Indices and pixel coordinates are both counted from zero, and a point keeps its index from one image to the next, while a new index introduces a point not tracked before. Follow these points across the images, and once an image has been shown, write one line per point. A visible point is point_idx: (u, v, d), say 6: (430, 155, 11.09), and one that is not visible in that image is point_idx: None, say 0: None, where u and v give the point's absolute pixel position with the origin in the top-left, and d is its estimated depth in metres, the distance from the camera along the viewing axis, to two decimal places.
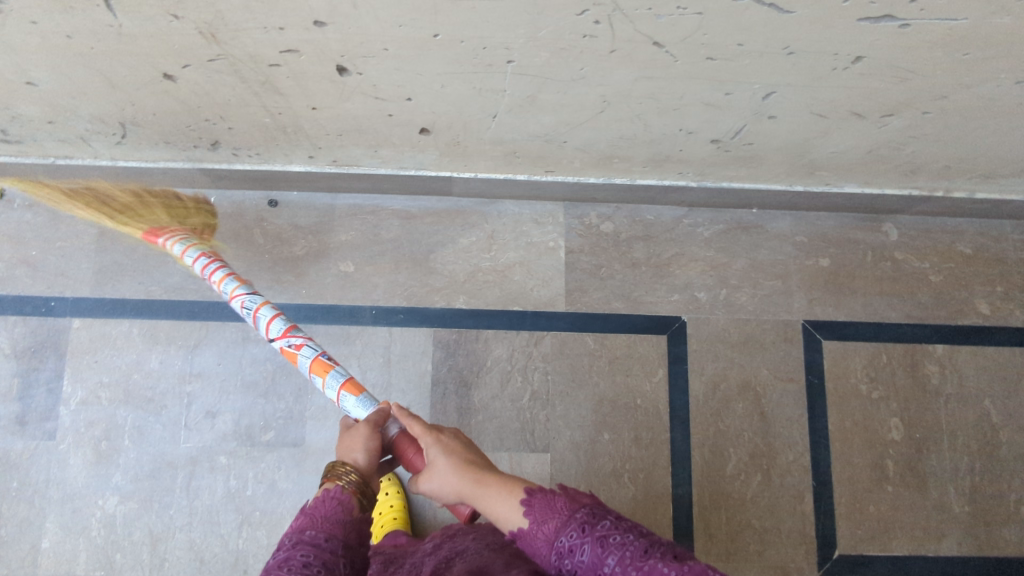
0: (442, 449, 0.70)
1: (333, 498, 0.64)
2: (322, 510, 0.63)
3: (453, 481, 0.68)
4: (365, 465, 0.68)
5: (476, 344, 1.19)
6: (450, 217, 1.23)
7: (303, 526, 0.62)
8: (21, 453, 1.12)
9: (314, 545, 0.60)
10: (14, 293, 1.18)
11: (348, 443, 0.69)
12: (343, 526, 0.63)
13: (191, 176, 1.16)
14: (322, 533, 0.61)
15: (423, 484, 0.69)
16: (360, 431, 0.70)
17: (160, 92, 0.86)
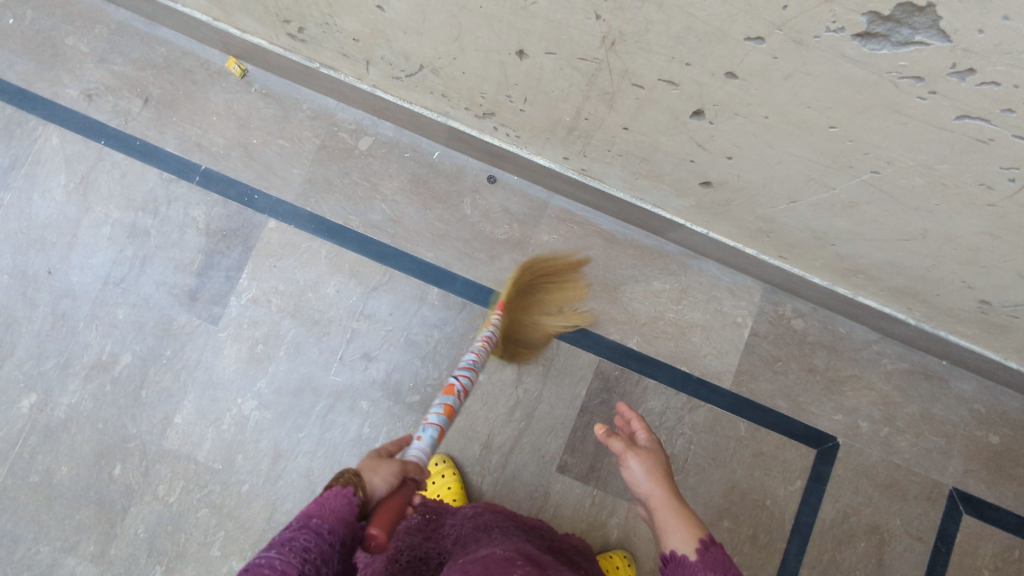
0: (659, 461, 0.69)
1: (345, 496, 0.55)
2: (331, 502, 0.55)
3: (656, 487, 0.66)
4: (378, 490, 0.58)
5: (634, 388, 1.18)
6: (652, 257, 1.21)
7: (310, 511, 0.54)
8: (183, 326, 1.14)
9: (316, 534, 0.52)
10: (224, 174, 1.18)
11: (390, 465, 0.61)
12: (349, 525, 0.54)
13: (434, 127, 1.14)
14: (328, 525, 0.53)
15: (631, 460, 0.68)
16: (392, 465, 0.61)
17: (493, 59, 0.83)
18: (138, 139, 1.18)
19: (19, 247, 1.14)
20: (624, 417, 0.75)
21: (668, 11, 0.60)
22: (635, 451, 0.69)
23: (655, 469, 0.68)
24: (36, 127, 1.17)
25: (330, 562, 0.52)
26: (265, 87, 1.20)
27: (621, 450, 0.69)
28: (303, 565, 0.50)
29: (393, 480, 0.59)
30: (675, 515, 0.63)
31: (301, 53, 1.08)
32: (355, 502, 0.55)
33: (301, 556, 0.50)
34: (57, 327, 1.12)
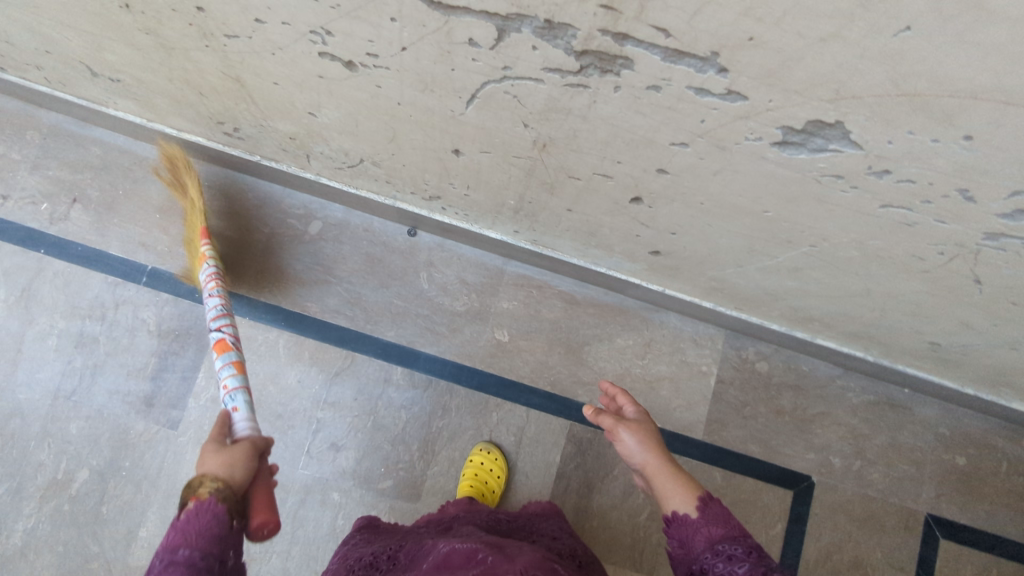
0: (648, 430, 0.79)
1: (207, 511, 0.61)
2: (195, 523, 0.60)
3: (649, 454, 0.76)
4: (237, 479, 0.64)
5: (608, 449, 1.17)
6: (613, 313, 1.21)
7: (175, 545, 0.60)
8: (140, 435, 1.11)
9: (189, 565, 0.59)
10: (173, 272, 1.16)
11: (226, 454, 0.65)
12: (220, 542, 0.61)
13: (383, 208, 1.13)
14: (198, 552, 0.59)
15: (624, 432, 0.78)
16: (241, 449, 0.67)
17: (431, 156, 0.83)
18: (79, 245, 1.15)
19: None
20: (609, 394, 0.85)
21: (592, 122, 0.60)
22: (626, 424, 0.78)
23: (648, 437, 0.78)
24: None
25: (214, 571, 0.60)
26: (207, 177, 1.18)
27: (614, 425, 0.79)
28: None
29: (226, 468, 0.64)
30: (671, 479, 0.74)
31: (241, 148, 1.06)
32: (221, 515, 0.61)
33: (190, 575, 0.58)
34: (8, 449, 1.09)
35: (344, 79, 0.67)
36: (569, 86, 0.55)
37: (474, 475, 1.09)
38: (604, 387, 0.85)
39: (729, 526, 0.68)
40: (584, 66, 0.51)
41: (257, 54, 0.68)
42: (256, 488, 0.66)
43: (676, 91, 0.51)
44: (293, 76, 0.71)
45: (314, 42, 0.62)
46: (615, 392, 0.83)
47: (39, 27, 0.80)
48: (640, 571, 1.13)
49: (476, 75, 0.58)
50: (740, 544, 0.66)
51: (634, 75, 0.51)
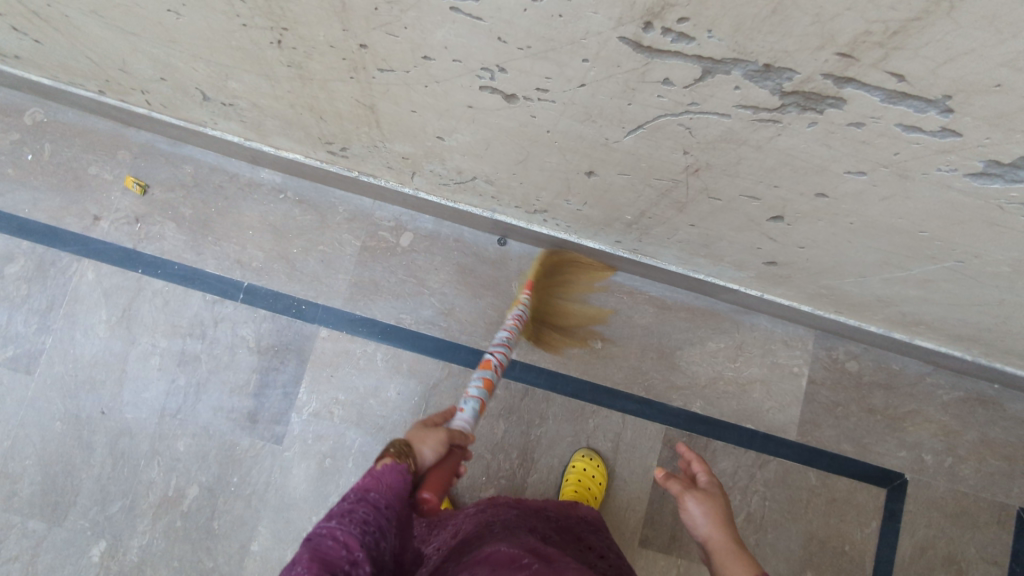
0: (718, 503, 0.69)
1: (400, 470, 0.56)
2: (388, 475, 0.56)
3: (716, 530, 0.67)
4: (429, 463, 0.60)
5: (704, 452, 1.18)
6: (704, 317, 1.21)
7: (367, 485, 0.55)
8: (247, 450, 1.12)
9: (374, 507, 0.53)
10: (269, 288, 1.16)
11: (433, 434, 0.62)
12: (401, 499, 0.55)
13: (478, 219, 1.13)
14: (386, 499, 0.54)
15: (690, 502, 0.69)
16: (438, 433, 0.62)
17: (558, 175, 0.83)
18: (175, 263, 1.16)
19: (68, 390, 1.11)
20: (684, 457, 0.76)
21: (765, 151, 0.60)
22: (694, 493, 0.69)
23: (716, 511, 0.69)
24: (70, 264, 1.14)
25: (387, 536, 0.53)
26: (297, 191, 1.18)
27: (680, 492, 0.70)
28: (366, 531, 0.51)
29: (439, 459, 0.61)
30: (736, 561, 0.63)
31: (340, 164, 1.06)
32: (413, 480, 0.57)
33: (361, 525, 0.51)
34: (119, 468, 1.10)
35: (498, 109, 0.67)
36: (757, 121, 0.55)
37: (577, 481, 1.10)
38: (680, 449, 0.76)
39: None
40: (784, 105, 0.51)
41: (407, 84, 0.68)
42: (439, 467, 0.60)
43: (880, 128, 0.51)
44: (437, 105, 0.71)
45: (479, 78, 0.62)
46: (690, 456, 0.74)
47: (166, 57, 0.80)
48: None
49: (653, 109, 0.58)
50: None
51: (840, 114, 0.50)
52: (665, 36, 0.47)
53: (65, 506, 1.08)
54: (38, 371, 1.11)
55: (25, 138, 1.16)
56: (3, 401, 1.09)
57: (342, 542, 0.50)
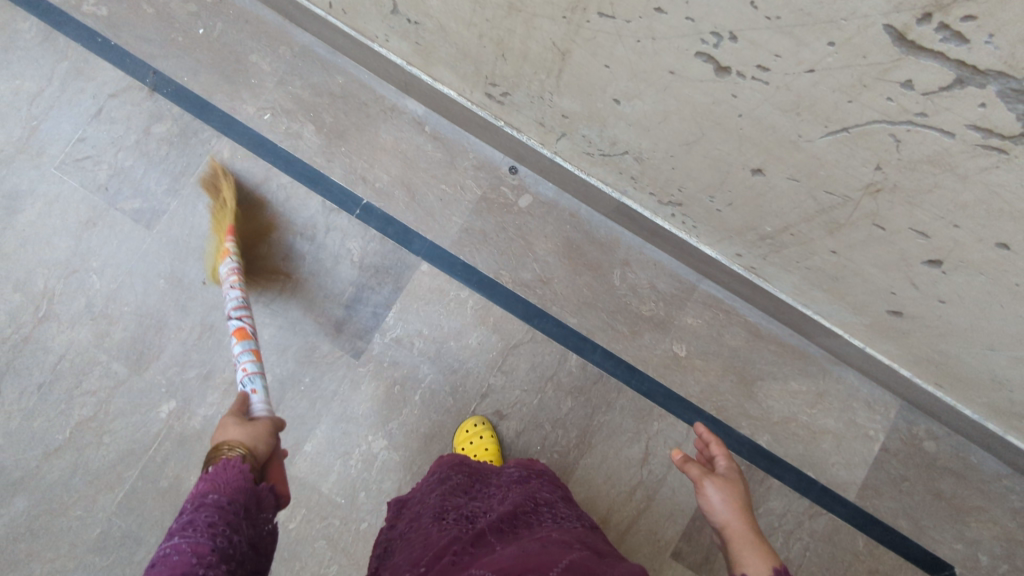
0: (739, 491, 0.69)
1: (235, 466, 0.63)
2: (225, 476, 0.61)
3: (734, 515, 0.66)
4: (260, 450, 0.69)
5: (758, 486, 1.17)
6: (794, 356, 1.20)
7: (205, 490, 0.59)
8: (325, 355, 1.15)
9: (217, 507, 0.58)
10: (385, 210, 1.19)
11: (247, 428, 0.71)
12: (245, 491, 0.61)
13: (602, 199, 1.14)
14: (225, 497, 0.59)
15: (709, 487, 0.69)
16: (263, 428, 0.72)
17: (719, 167, 0.83)
18: (305, 163, 1.19)
19: (178, 254, 1.15)
20: (704, 442, 0.77)
21: (968, 183, 0.60)
22: (713, 479, 0.69)
23: (735, 497, 0.68)
24: (210, 138, 1.18)
25: (239, 529, 0.57)
26: (435, 128, 1.21)
27: (699, 475, 0.70)
28: (214, 533, 0.55)
29: (249, 437, 0.70)
30: (749, 543, 0.62)
31: (489, 109, 1.08)
32: (248, 470, 0.63)
33: (207, 531, 0.55)
34: (204, 338, 1.14)
35: (701, 80, 0.68)
36: (982, 147, 0.54)
37: None
38: (698, 431, 0.77)
39: None
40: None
41: (618, 35, 0.69)
42: (273, 462, 0.71)
43: None
44: (636, 65, 0.72)
45: (702, 42, 0.62)
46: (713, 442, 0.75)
47: None
48: None
49: (873, 112, 0.58)
50: None
51: None
52: (938, 33, 0.47)
53: (148, 359, 1.13)
54: (156, 229, 1.16)
55: (201, 12, 1.21)
56: (119, 247, 1.15)
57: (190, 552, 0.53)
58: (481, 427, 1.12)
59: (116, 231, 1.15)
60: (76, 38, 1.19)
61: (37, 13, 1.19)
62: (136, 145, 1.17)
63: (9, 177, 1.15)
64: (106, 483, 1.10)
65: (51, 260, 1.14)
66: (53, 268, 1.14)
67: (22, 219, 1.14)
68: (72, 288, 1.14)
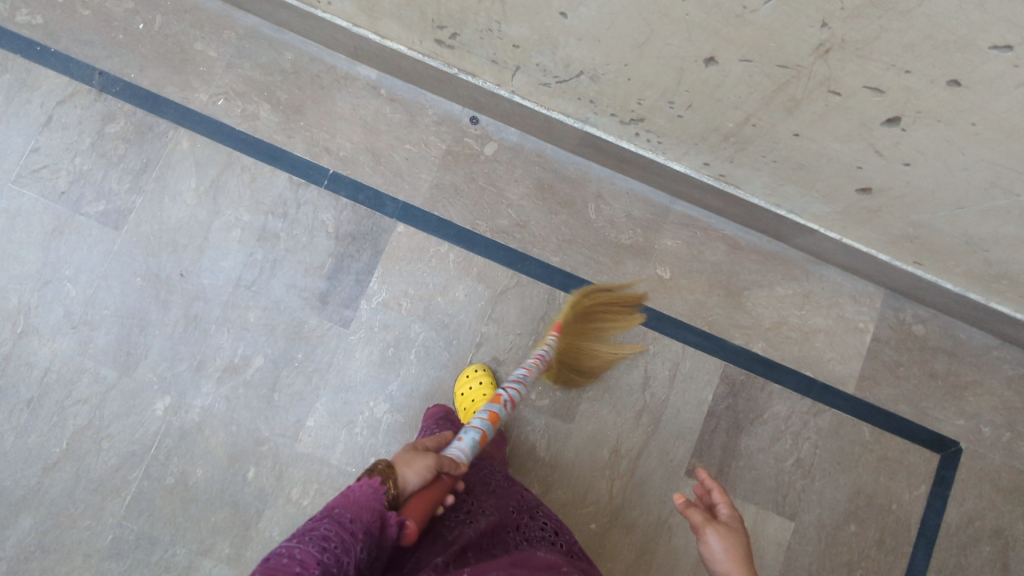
0: (739, 540, 0.69)
1: (371, 486, 0.61)
2: (357, 493, 0.60)
3: (736, 568, 0.67)
4: (410, 487, 0.64)
5: (760, 393, 1.18)
6: (775, 262, 1.21)
7: (334, 503, 0.58)
8: (314, 328, 1.14)
9: (338, 522, 0.56)
10: (353, 177, 1.19)
11: (416, 460, 0.66)
12: (373, 512, 0.59)
13: (566, 133, 1.15)
14: (349, 513, 0.57)
15: (711, 536, 0.69)
16: (426, 458, 0.67)
17: (673, 66, 0.84)
18: (265, 142, 1.18)
19: (151, 250, 1.14)
20: (703, 485, 0.75)
21: (911, 19, 0.62)
22: (716, 528, 0.69)
23: (735, 546, 0.69)
24: (166, 130, 1.17)
25: (354, 549, 0.55)
26: (391, 90, 1.21)
27: (701, 522, 0.70)
28: (324, 547, 0.54)
29: (404, 468, 0.65)
30: None
31: (442, 58, 1.08)
32: (385, 496, 0.60)
33: (319, 543, 0.54)
34: (190, 330, 1.13)
35: None
36: None
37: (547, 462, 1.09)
38: (699, 475, 0.76)
39: None
40: None
41: None
42: (420, 495, 0.64)
43: None
44: None
45: None
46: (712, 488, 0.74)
47: None
48: (781, 514, 1.15)
49: None
50: None
51: None
52: None
53: (135, 359, 1.12)
54: (125, 229, 1.14)
55: (138, 7, 1.20)
56: (90, 251, 1.13)
57: (297, 560, 0.52)
58: (479, 373, 1.11)
59: (84, 236, 1.14)
60: (14, 50, 1.17)
61: None
62: (92, 148, 1.16)
63: None
64: (111, 489, 1.08)
65: (20, 274, 1.12)
66: (24, 282, 1.12)
67: None
68: (48, 299, 1.12)
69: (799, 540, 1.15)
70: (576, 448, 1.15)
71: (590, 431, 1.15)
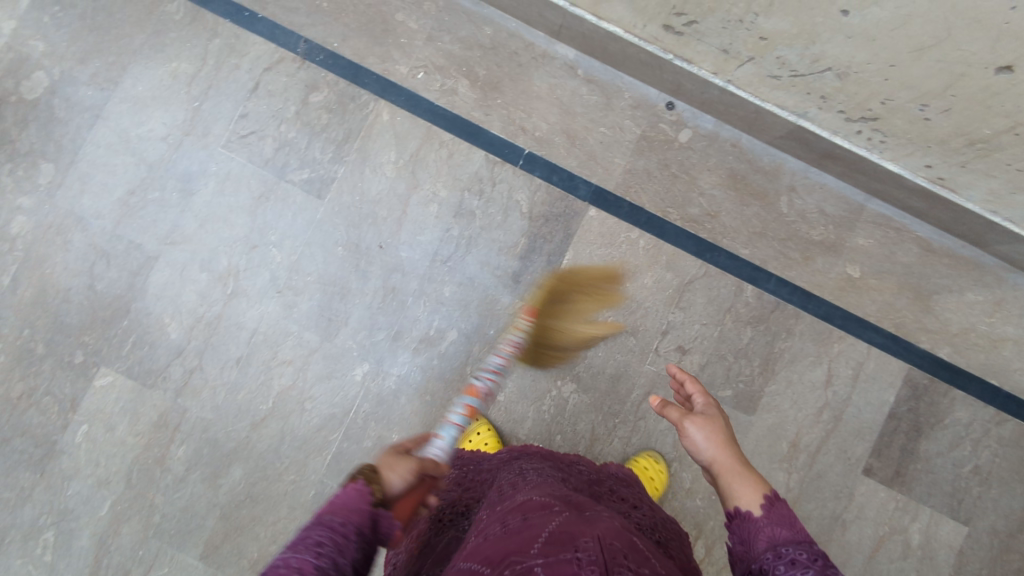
0: (719, 425, 0.70)
1: (356, 488, 0.58)
2: (343, 497, 0.57)
3: (719, 451, 0.67)
4: (395, 486, 0.63)
5: (943, 398, 1.18)
6: (968, 267, 1.19)
7: (321, 509, 0.56)
8: (506, 306, 1.17)
9: (331, 527, 0.54)
10: (547, 158, 1.19)
11: (391, 460, 0.67)
12: (364, 514, 0.57)
13: (773, 125, 1.12)
14: (340, 518, 0.55)
15: (690, 427, 0.69)
16: (408, 463, 0.67)
17: (951, 71, 0.82)
18: (463, 119, 1.19)
19: (352, 220, 1.17)
20: (676, 379, 0.76)
21: None
22: (693, 419, 0.70)
23: (716, 431, 0.69)
24: (368, 102, 1.19)
25: (346, 551, 0.53)
26: (588, 71, 1.20)
27: (679, 418, 0.70)
28: (319, 552, 0.52)
29: (392, 471, 0.65)
30: (738, 474, 0.64)
31: (661, 43, 1.07)
32: (371, 494, 0.58)
33: (314, 549, 0.52)
34: (388, 300, 1.16)
35: None
36: None
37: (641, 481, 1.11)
38: (672, 374, 0.77)
39: (795, 530, 0.58)
40: None
41: None
42: (408, 497, 0.65)
43: None
44: None
45: None
46: (687, 384, 0.74)
47: None
48: (956, 518, 1.16)
49: None
50: (806, 549, 0.56)
51: None
52: None
53: (336, 325, 1.15)
54: (327, 198, 1.17)
55: None
56: (295, 219, 1.16)
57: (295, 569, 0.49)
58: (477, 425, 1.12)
59: (288, 203, 1.17)
60: (224, 14, 1.19)
61: None
62: (297, 116, 1.18)
63: (180, 159, 1.16)
64: (313, 447, 1.13)
65: (230, 238, 1.15)
66: (233, 245, 1.15)
67: (199, 199, 1.16)
68: (255, 263, 1.15)
69: (971, 545, 1.16)
70: (757, 439, 1.16)
71: (770, 424, 1.17)
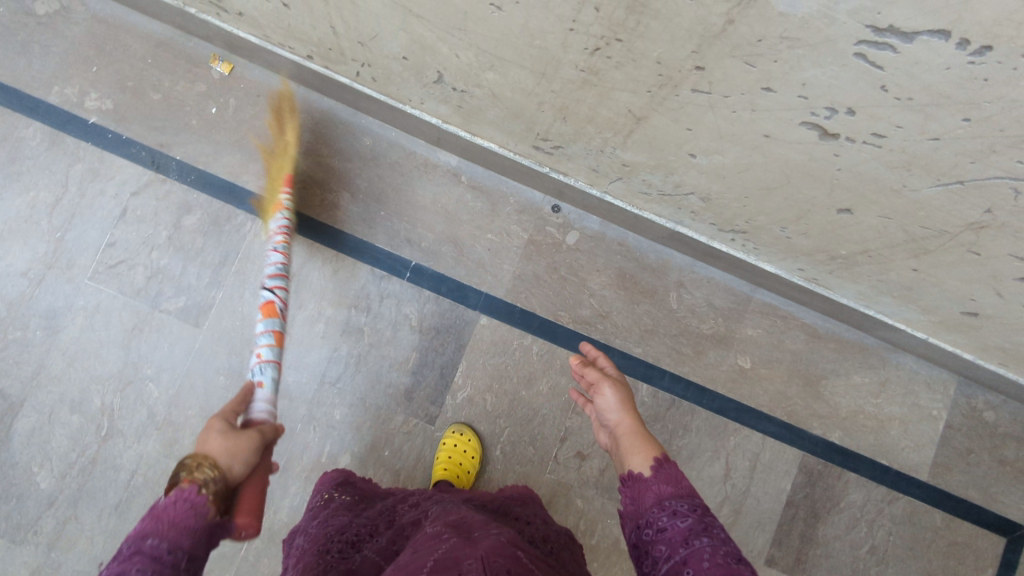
0: (628, 393, 0.75)
1: (186, 501, 0.54)
2: (172, 513, 0.53)
3: (625, 415, 0.72)
4: (234, 473, 0.59)
5: (837, 482, 1.20)
6: (853, 351, 1.22)
7: (146, 530, 0.52)
8: (401, 424, 1.14)
9: (154, 558, 0.51)
10: (435, 269, 1.17)
11: (231, 440, 0.61)
12: (189, 536, 0.53)
13: (654, 228, 1.13)
14: (166, 544, 0.52)
15: (605, 389, 0.74)
16: (251, 439, 0.62)
17: (799, 207, 0.83)
18: (346, 234, 1.16)
19: (234, 346, 1.12)
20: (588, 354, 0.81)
21: None
22: (608, 382, 0.75)
23: (623, 396, 0.74)
24: (244, 222, 1.15)
25: None
26: (472, 178, 1.19)
27: (597, 378, 0.75)
28: None
29: (227, 455, 0.59)
30: (638, 439, 0.69)
31: (534, 158, 1.06)
32: (203, 510, 0.55)
33: None
34: None
35: (801, 143, 0.67)
36: None
37: (448, 458, 1.08)
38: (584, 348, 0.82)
39: (679, 488, 0.63)
40: None
41: (711, 106, 0.68)
42: (249, 483, 0.61)
43: None
44: (726, 130, 0.71)
45: (812, 114, 0.62)
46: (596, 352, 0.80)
47: (432, 40, 0.80)
48: None
49: (995, 171, 0.60)
50: (691, 507, 0.60)
51: None
52: None
53: None
54: (206, 325, 1.12)
55: (211, 90, 1.16)
56: (172, 349, 1.11)
57: None
58: None
59: (164, 332, 1.11)
60: (84, 137, 1.14)
61: (38, 116, 1.13)
62: (169, 241, 1.13)
63: (43, 295, 1.10)
64: None
65: (102, 375, 1.09)
66: (106, 382, 1.09)
67: (66, 336, 1.10)
68: (131, 400, 1.10)
69: None
70: None
71: None
